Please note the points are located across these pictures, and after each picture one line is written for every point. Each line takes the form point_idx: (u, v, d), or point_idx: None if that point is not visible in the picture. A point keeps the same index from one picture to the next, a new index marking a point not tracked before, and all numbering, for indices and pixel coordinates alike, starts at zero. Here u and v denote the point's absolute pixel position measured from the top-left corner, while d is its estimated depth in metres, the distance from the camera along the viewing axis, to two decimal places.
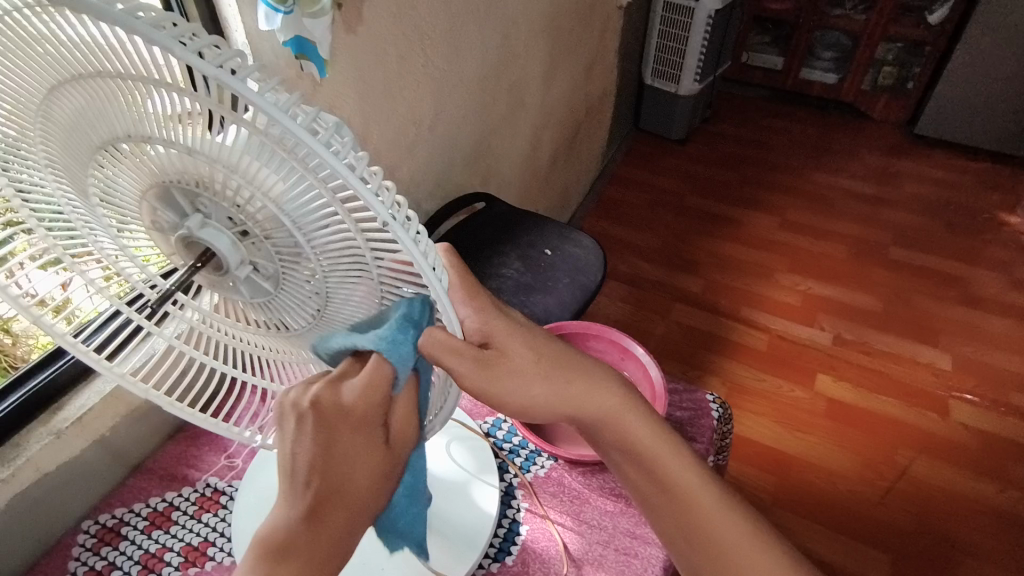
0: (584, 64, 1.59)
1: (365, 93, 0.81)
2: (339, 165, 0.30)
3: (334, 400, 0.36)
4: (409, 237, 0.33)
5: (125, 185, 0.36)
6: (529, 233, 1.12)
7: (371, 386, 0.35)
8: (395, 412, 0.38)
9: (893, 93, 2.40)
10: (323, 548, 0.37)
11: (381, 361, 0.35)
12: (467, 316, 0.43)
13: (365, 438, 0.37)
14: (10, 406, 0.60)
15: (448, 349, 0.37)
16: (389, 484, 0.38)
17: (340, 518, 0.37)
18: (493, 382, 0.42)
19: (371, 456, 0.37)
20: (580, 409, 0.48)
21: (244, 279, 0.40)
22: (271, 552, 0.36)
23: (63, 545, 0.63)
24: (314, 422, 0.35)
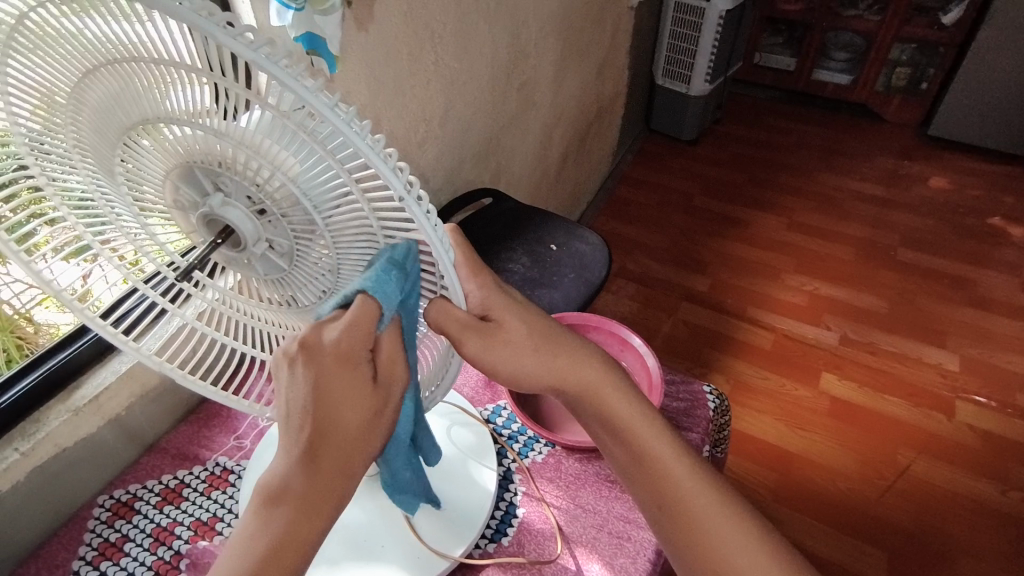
0: (595, 64, 1.61)
1: (376, 89, 0.83)
2: (359, 140, 0.33)
3: (319, 341, 0.37)
4: (422, 214, 0.36)
5: (151, 164, 0.39)
6: (535, 229, 1.14)
7: (354, 325, 0.37)
8: (382, 349, 0.39)
9: (906, 94, 2.39)
10: (322, 490, 0.38)
11: (366, 301, 0.37)
12: (471, 290, 0.46)
13: (351, 376, 0.38)
14: (30, 384, 0.63)
15: (453, 321, 0.42)
16: (380, 425, 0.39)
17: (335, 460, 0.38)
18: (486, 351, 0.46)
19: (359, 393, 0.38)
20: (563, 381, 0.50)
21: (260, 256, 0.42)
22: (273, 494, 0.38)
23: (79, 517, 0.65)
24: (302, 364, 0.37)
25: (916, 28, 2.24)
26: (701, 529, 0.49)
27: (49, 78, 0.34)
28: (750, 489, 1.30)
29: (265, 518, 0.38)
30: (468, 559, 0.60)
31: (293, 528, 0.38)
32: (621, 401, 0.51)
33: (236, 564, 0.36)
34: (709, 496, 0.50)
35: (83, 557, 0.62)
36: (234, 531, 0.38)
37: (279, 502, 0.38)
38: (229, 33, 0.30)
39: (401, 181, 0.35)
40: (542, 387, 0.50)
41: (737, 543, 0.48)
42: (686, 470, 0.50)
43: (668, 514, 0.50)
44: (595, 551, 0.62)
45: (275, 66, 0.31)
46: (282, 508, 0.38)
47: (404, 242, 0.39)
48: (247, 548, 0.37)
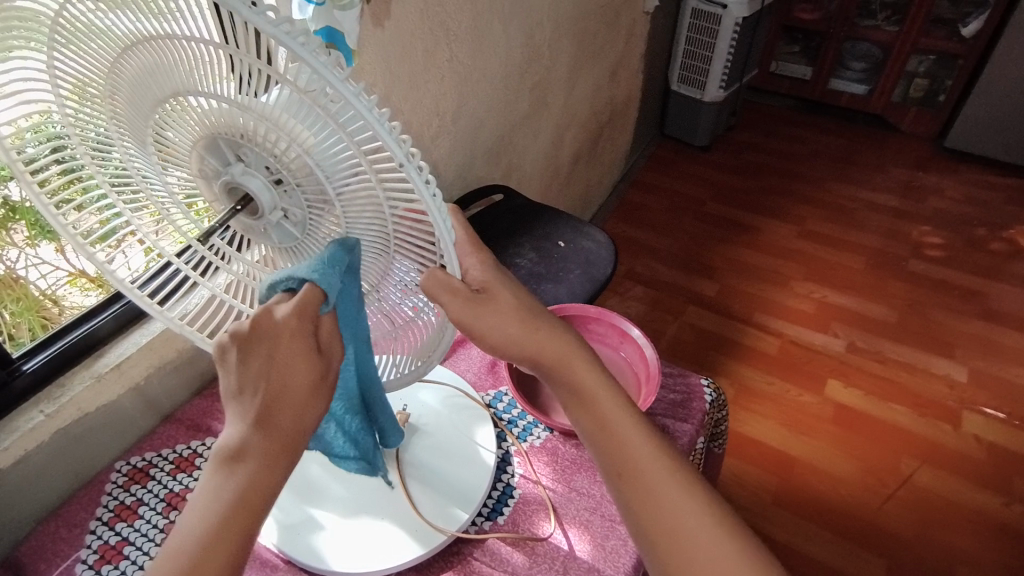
0: (609, 67, 1.64)
1: (392, 84, 0.86)
2: (368, 113, 0.36)
3: (269, 320, 0.41)
4: (425, 187, 0.39)
5: (180, 135, 0.42)
6: (544, 226, 1.17)
7: (303, 304, 0.42)
8: (324, 327, 0.43)
9: (923, 106, 2.39)
10: (274, 450, 0.41)
11: (310, 285, 0.42)
12: (472, 265, 0.51)
13: (299, 350, 0.42)
14: (54, 351, 0.66)
15: (446, 288, 0.44)
16: (324, 392, 0.44)
17: (286, 424, 0.42)
18: (480, 318, 0.48)
19: (306, 364, 0.42)
20: (541, 353, 0.52)
21: (276, 225, 0.45)
22: (229, 458, 0.41)
23: (96, 481, 0.68)
24: (253, 340, 0.41)
25: (935, 40, 2.25)
26: (655, 497, 0.50)
27: (88, 68, 0.38)
28: (749, 492, 1.31)
29: (224, 479, 0.41)
30: (466, 536, 0.62)
31: (253, 484, 0.41)
32: (586, 370, 0.53)
33: (202, 519, 0.40)
34: (666, 467, 0.51)
35: (99, 518, 0.65)
36: (193, 495, 0.41)
37: (237, 465, 0.41)
38: (250, 9, 0.33)
39: (404, 152, 0.37)
40: (522, 359, 0.53)
41: (688, 508, 0.50)
42: (642, 440, 0.52)
43: (626, 482, 0.51)
44: (587, 531, 0.64)
45: (296, 43, 0.33)
46: (239, 471, 0.41)
47: (351, 238, 0.43)
48: (209, 505, 0.40)
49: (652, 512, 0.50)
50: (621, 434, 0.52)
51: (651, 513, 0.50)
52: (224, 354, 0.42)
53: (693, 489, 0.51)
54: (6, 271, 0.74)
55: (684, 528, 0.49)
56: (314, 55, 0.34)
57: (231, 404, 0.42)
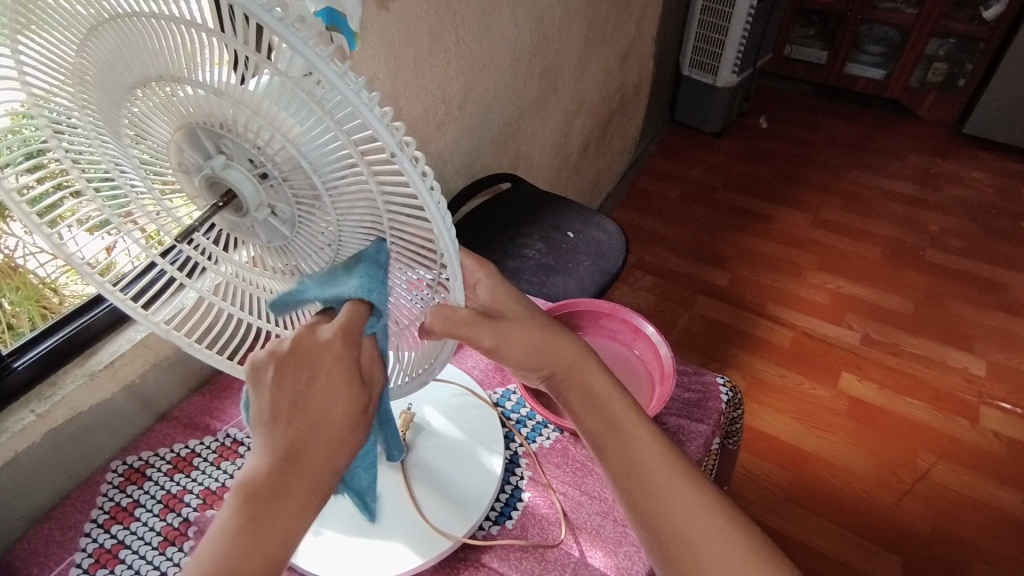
0: (619, 52, 1.59)
1: (395, 69, 0.82)
2: (356, 98, 0.33)
3: (312, 341, 0.40)
4: (427, 190, 0.36)
5: (158, 126, 0.39)
6: (553, 216, 1.13)
7: (346, 323, 0.39)
8: (365, 351, 0.41)
9: (941, 91, 2.32)
10: (302, 486, 0.39)
11: (353, 303, 0.39)
12: (480, 278, 0.53)
13: (338, 372, 0.39)
14: (45, 348, 0.64)
15: (451, 322, 0.46)
16: (363, 426, 0.41)
17: (316, 459, 0.39)
18: (499, 338, 0.51)
19: (346, 393, 0.40)
20: (555, 360, 0.54)
21: (262, 222, 0.42)
22: (253, 492, 0.38)
23: (92, 481, 0.66)
24: (292, 363, 0.39)
25: (955, 22, 2.18)
26: (664, 492, 0.50)
27: (55, 55, 0.34)
28: (761, 487, 1.28)
29: (246, 516, 0.38)
30: (472, 541, 0.59)
31: (276, 523, 0.38)
32: (597, 375, 0.55)
33: (217, 559, 0.37)
34: (678, 468, 0.51)
35: (94, 521, 0.63)
36: (211, 529, 0.38)
37: (262, 501, 0.38)
38: None
39: (397, 140, 0.34)
40: (536, 369, 0.55)
41: (700, 511, 0.49)
42: (650, 438, 0.53)
43: (633, 477, 0.51)
44: (599, 538, 0.61)
45: (276, 20, 0.30)
46: (265, 506, 0.38)
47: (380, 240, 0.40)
48: (226, 541, 0.37)
49: (661, 507, 0.50)
50: (632, 433, 0.53)
51: (659, 508, 0.50)
52: (256, 374, 0.40)
53: (703, 488, 0.51)
54: (5, 260, 0.71)
55: (699, 527, 0.49)
56: (297, 35, 0.31)
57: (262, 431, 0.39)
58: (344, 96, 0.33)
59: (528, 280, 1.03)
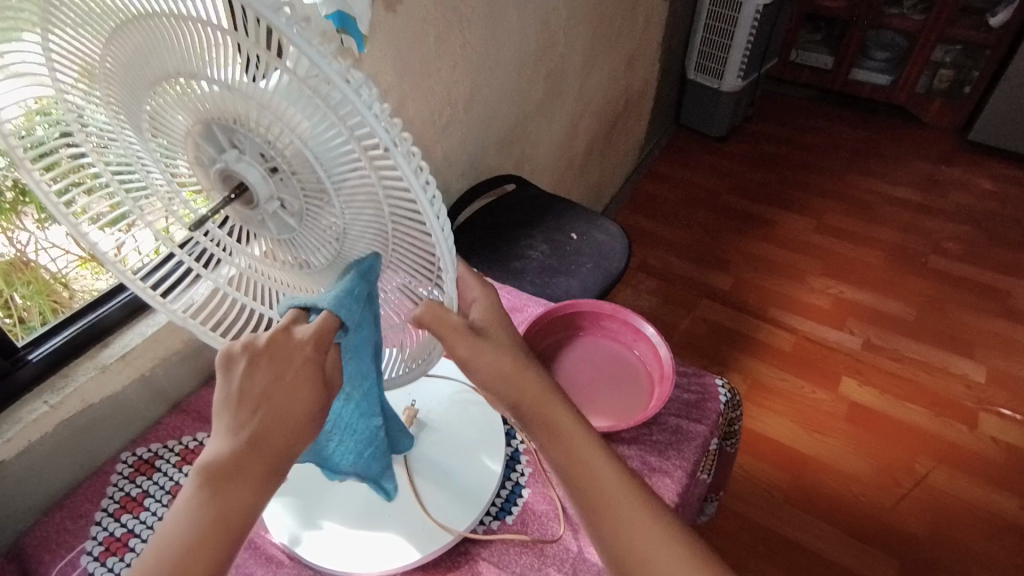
0: (625, 56, 1.60)
1: (403, 71, 0.84)
2: (357, 102, 0.34)
3: (286, 342, 0.41)
4: (421, 187, 0.37)
5: (174, 121, 0.41)
6: (556, 217, 1.15)
7: (320, 332, 0.42)
8: (332, 356, 0.43)
9: (947, 97, 2.33)
10: (260, 474, 0.40)
11: (328, 314, 0.42)
12: (477, 296, 0.55)
13: (307, 373, 0.41)
14: (59, 342, 0.66)
15: (444, 324, 0.47)
16: (319, 422, 0.43)
17: (276, 448, 0.41)
18: (474, 352, 0.50)
19: (311, 394, 0.41)
20: (518, 391, 0.52)
21: (272, 216, 0.43)
22: (212, 474, 0.39)
23: (102, 471, 0.68)
24: (265, 358, 0.41)
25: (962, 30, 2.18)
26: (628, 529, 0.49)
27: (84, 49, 0.36)
28: (760, 488, 1.29)
29: (205, 495, 0.39)
30: (473, 535, 0.60)
31: (232, 506, 0.39)
32: (558, 407, 0.53)
33: (177, 534, 0.38)
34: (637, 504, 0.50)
35: (104, 510, 0.64)
36: (173, 506, 0.39)
37: (221, 484, 0.39)
38: None
39: (394, 138, 0.36)
40: (503, 396, 0.53)
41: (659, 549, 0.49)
42: (613, 473, 0.51)
43: (595, 512, 0.50)
44: None
45: (283, 23, 0.31)
46: (223, 488, 0.39)
47: (372, 255, 0.44)
48: (188, 518, 0.39)
49: (624, 545, 0.49)
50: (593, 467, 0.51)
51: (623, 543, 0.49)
52: (228, 364, 0.41)
53: (667, 525, 0.50)
54: (16, 254, 0.74)
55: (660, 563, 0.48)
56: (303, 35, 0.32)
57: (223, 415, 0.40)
58: (347, 96, 0.34)
59: (531, 281, 1.04)
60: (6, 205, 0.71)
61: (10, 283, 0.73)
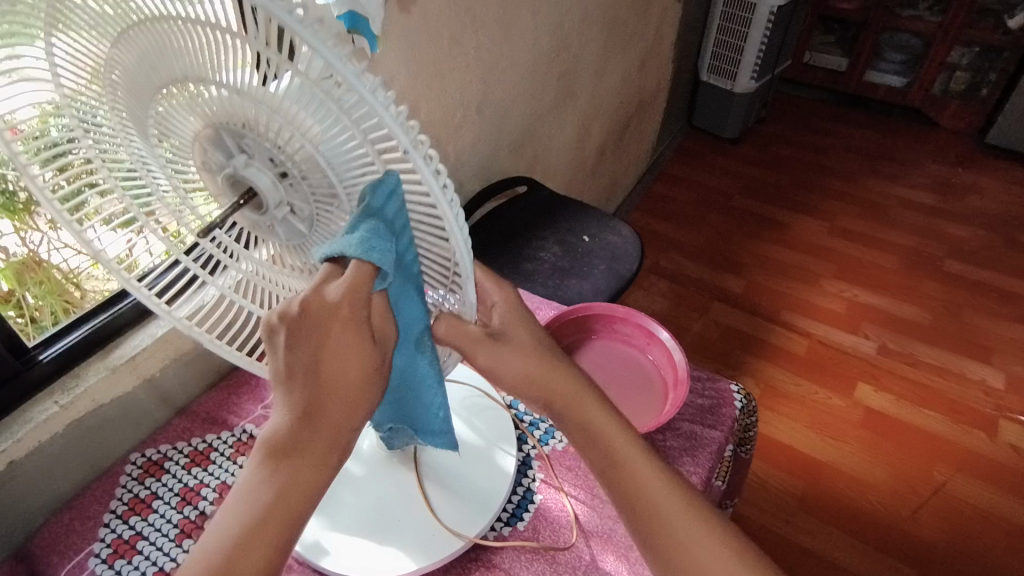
0: (638, 56, 1.59)
1: (415, 69, 0.83)
2: (374, 99, 0.34)
3: (322, 302, 0.38)
4: (439, 186, 0.38)
5: (182, 127, 0.40)
6: (569, 220, 1.13)
7: (355, 283, 0.38)
8: (376, 307, 0.40)
9: (964, 100, 2.30)
10: (322, 445, 0.39)
11: (359, 262, 0.38)
12: (496, 300, 0.53)
13: (353, 334, 0.39)
14: (70, 343, 0.66)
15: (461, 333, 0.48)
16: (379, 378, 0.41)
17: (335, 417, 0.39)
18: (494, 361, 0.50)
19: (360, 353, 0.39)
20: (549, 393, 0.51)
21: (281, 221, 0.43)
22: (274, 453, 0.38)
23: (112, 472, 0.67)
24: (303, 324, 0.38)
25: (979, 31, 2.16)
26: (670, 530, 0.48)
27: (91, 53, 0.35)
28: (774, 495, 1.27)
29: (271, 474, 0.38)
30: (484, 541, 0.60)
31: (298, 483, 0.38)
32: (595, 408, 0.51)
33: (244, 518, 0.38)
34: (680, 504, 0.49)
35: (113, 511, 0.64)
36: (235, 491, 0.39)
37: (285, 460, 0.38)
38: None
39: (411, 138, 0.36)
40: (535, 399, 0.51)
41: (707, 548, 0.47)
42: (654, 474, 0.50)
43: (638, 513, 0.49)
44: (609, 542, 0.61)
45: (298, 24, 0.31)
46: (288, 465, 0.38)
47: (390, 172, 0.38)
48: (253, 500, 0.38)
49: (668, 548, 0.48)
50: (635, 468, 0.50)
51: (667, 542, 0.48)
52: (270, 337, 0.39)
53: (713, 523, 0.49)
54: (29, 254, 0.73)
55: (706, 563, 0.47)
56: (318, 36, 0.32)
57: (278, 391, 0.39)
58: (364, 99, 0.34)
59: (543, 284, 1.03)
60: (19, 206, 0.71)
61: (21, 282, 0.73)
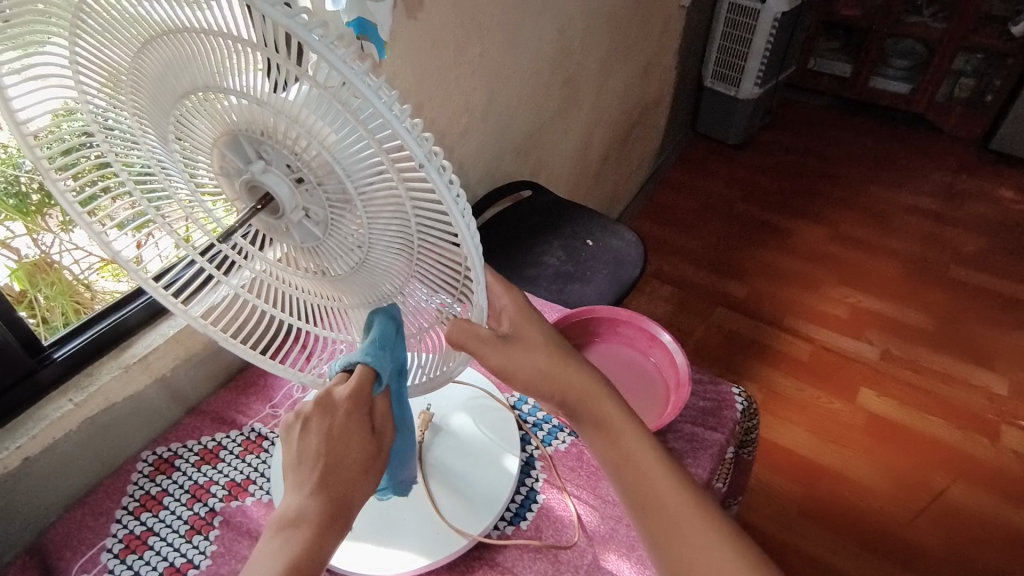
0: (642, 63, 1.60)
1: (421, 77, 0.85)
2: (388, 110, 0.34)
3: (331, 399, 0.47)
4: (452, 197, 0.38)
5: (200, 132, 0.42)
6: (572, 224, 1.15)
7: (358, 383, 0.47)
8: (376, 408, 0.49)
9: (968, 107, 2.30)
10: (329, 516, 0.45)
11: (362, 367, 0.47)
12: (506, 304, 0.55)
13: (355, 425, 0.47)
14: (84, 341, 0.67)
15: (473, 338, 0.47)
16: (374, 467, 0.48)
17: (338, 494, 0.46)
18: (508, 360, 0.50)
19: (360, 442, 0.47)
20: (565, 389, 0.53)
21: (297, 224, 0.44)
22: (286, 522, 0.44)
23: (123, 470, 0.69)
24: (315, 418, 0.47)
25: (983, 39, 2.17)
26: (677, 533, 0.49)
27: (113, 59, 0.38)
28: (775, 499, 1.27)
29: (282, 543, 0.44)
30: (487, 540, 0.61)
31: (306, 550, 0.44)
32: (609, 404, 0.53)
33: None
34: (687, 499, 0.50)
35: (125, 508, 0.65)
36: (252, 558, 0.44)
37: (294, 530, 0.44)
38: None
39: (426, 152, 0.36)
40: (552, 395, 0.53)
41: (708, 545, 0.48)
42: (663, 471, 0.51)
43: (646, 515, 0.50)
44: (612, 542, 0.62)
45: (315, 37, 0.32)
46: (298, 534, 0.44)
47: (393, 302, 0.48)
48: (267, 563, 0.43)
49: (670, 545, 0.49)
50: (644, 467, 0.51)
51: (670, 539, 0.49)
52: (288, 430, 0.47)
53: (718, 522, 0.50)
54: (40, 256, 0.75)
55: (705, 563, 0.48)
56: (333, 51, 0.33)
57: (289, 475, 0.46)
58: (376, 109, 0.35)
59: (546, 287, 1.04)
60: (31, 207, 0.73)
61: (33, 283, 0.74)
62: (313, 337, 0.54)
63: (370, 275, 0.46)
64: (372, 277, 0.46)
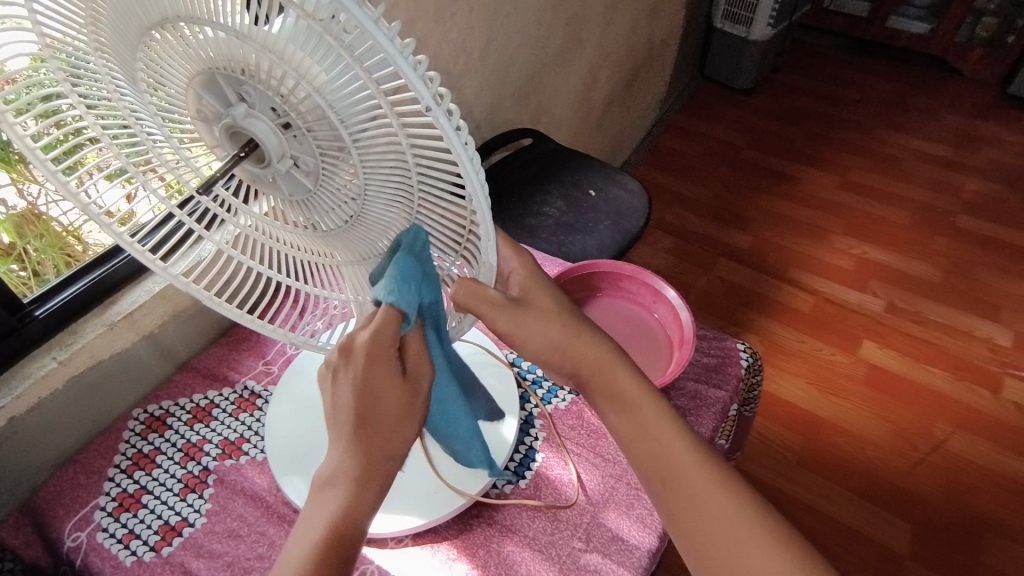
0: (649, 1, 1.52)
1: (416, 15, 0.79)
2: (388, 45, 0.30)
3: (353, 346, 0.40)
4: (459, 142, 0.34)
5: (175, 69, 0.38)
6: (574, 173, 1.10)
7: (379, 327, 0.39)
8: (411, 348, 0.42)
9: (988, 47, 2.21)
10: (371, 470, 0.41)
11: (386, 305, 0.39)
12: (513, 268, 0.52)
13: (383, 372, 0.40)
14: (66, 298, 0.65)
15: (478, 298, 0.44)
16: (416, 414, 0.42)
17: (373, 451, 0.41)
18: (518, 325, 0.49)
19: (393, 392, 0.40)
20: (578, 362, 0.51)
21: (285, 174, 0.41)
22: (323, 482, 0.41)
23: (115, 428, 0.67)
24: (343, 372, 0.40)
25: None
26: (699, 507, 0.47)
27: None
28: (773, 451, 1.28)
29: (319, 505, 0.41)
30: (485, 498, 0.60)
31: (345, 514, 0.40)
32: (625, 377, 0.51)
33: (299, 544, 0.40)
34: (706, 469, 0.48)
35: (117, 466, 0.64)
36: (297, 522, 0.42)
37: (330, 490, 0.41)
38: None
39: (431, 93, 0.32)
40: (563, 369, 0.52)
41: (732, 516, 0.46)
42: (678, 441, 0.49)
43: (668, 492, 0.48)
44: (612, 501, 0.61)
45: None
46: (332, 498, 0.41)
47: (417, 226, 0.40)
48: (308, 527, 0.41)
49: (693, 521, 0.47)
50: (661, 440, 0.49)
51: (693, 514, 0.47)
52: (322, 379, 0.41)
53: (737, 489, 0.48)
54: (29, 207, 0.71)
55: (733, 535, 0.46)
56: None
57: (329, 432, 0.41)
58: (372, 42, 0.30)
59: (547, 239, 1.01)
60: (14, 156, 0.69)
61: (21, 236, 0.71)
62: (307, 297, 0.51)
63: (366, 230, 0.43)
64: (369, 232, 0.43)
